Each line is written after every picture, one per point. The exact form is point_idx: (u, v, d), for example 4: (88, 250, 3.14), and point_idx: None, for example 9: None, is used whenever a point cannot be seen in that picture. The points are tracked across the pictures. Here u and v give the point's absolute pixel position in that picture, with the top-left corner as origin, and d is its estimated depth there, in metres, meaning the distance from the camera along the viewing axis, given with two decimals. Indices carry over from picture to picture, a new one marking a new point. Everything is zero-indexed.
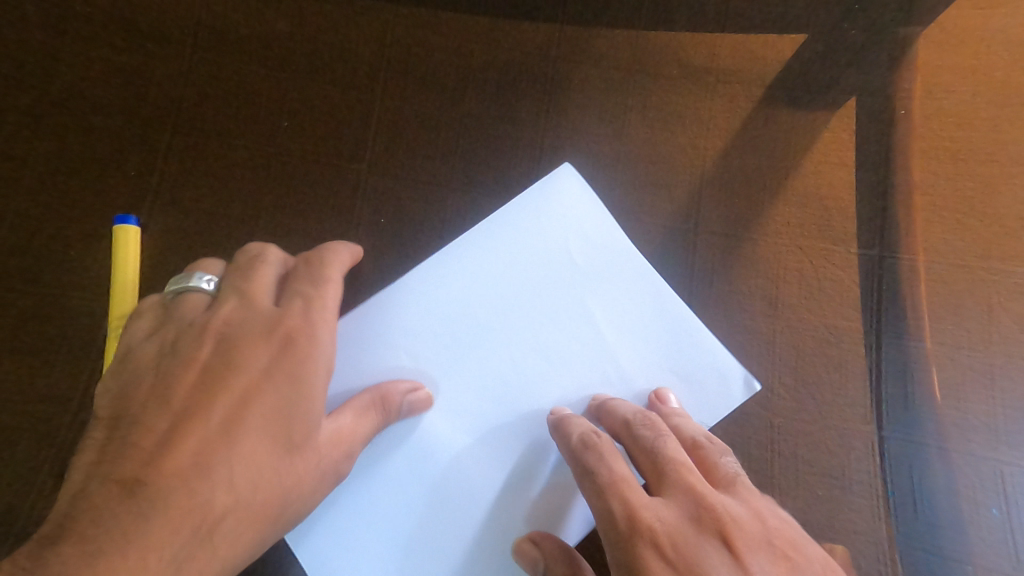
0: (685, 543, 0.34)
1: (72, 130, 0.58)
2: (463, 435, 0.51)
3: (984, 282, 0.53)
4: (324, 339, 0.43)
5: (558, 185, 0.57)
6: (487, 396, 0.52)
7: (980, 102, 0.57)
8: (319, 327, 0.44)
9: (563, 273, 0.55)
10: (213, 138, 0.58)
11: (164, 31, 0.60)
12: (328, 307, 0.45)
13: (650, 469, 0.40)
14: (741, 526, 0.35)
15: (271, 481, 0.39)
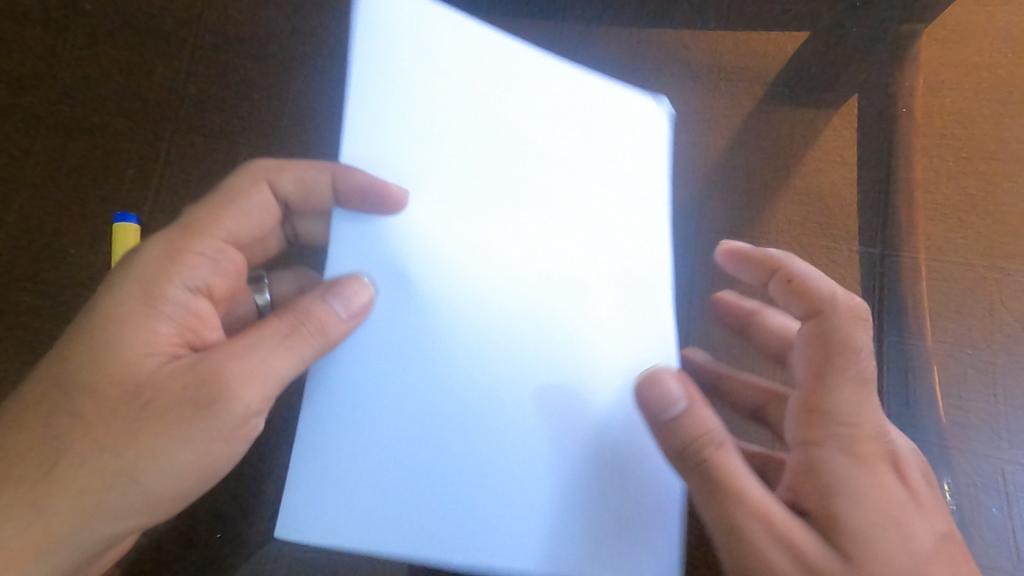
0: (877, 512, 0.30)
1: (91, 137, 0.62)
2: (433, 373, 0.32)
3: (986, 280, 0.53)
4: (150, 259, 0.35)
5: (375, 2, 0.33)
6: (456, 312, 0.33)
7: (982, 99, 0.57)
8: (150, 248, 0.35)
9: (471, 100, 0.34)
10: (209, 143, 0.63)
11: (173, 47, 0.64)
12: (196, 224, 0.37)
13: None
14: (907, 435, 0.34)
15: (126, 398, 0.32)
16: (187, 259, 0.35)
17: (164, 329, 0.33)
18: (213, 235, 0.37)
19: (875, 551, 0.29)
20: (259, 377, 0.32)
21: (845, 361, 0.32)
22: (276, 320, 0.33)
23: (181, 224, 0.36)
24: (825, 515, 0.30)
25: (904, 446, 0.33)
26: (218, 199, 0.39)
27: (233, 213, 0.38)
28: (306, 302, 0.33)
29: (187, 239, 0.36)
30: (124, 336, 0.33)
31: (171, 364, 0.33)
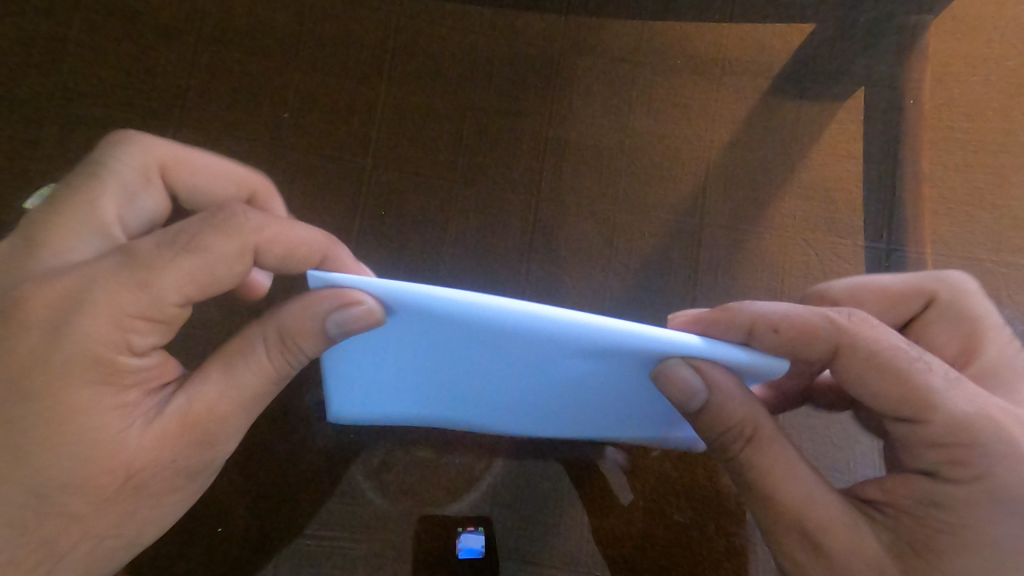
0: (966, 519, 0.30)
1: (71, 119, 0.56)
2: (470, 367, 0.33)
3: (994, 274, 0.53)
4: (95, 333, 0.29)
5: None
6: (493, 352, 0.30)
7: (991, 91, 0.56)
8: (85, 322, 0.29)
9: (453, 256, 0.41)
10: (240, 143, 0.56)
11: (180, 36, 0.58)
12: (153, 286, 0.30)
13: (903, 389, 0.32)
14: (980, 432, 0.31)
15: (93, 486, 0.31)
16: (133, 326, 0.30)
17: (132, 392, 0.31)
18: (167, 295, 0.30)
19: (946, 554, 0.30)
20: (233, 412, 0.33)
21: (876, 378, 0.32)
22: (260, 355, 0.33)
23: (119, 260, 0.30)
24: (908, 520, 0.32)
25: (980, 455, 0.30)
26: (181, 243, 0.30)
27: (195, 271, 0.30)
28: (293, 334, 0.31)
29: (121, 296, 0.29)
30: (89, 412, 0.30)
31: (150, 430, 0.31)
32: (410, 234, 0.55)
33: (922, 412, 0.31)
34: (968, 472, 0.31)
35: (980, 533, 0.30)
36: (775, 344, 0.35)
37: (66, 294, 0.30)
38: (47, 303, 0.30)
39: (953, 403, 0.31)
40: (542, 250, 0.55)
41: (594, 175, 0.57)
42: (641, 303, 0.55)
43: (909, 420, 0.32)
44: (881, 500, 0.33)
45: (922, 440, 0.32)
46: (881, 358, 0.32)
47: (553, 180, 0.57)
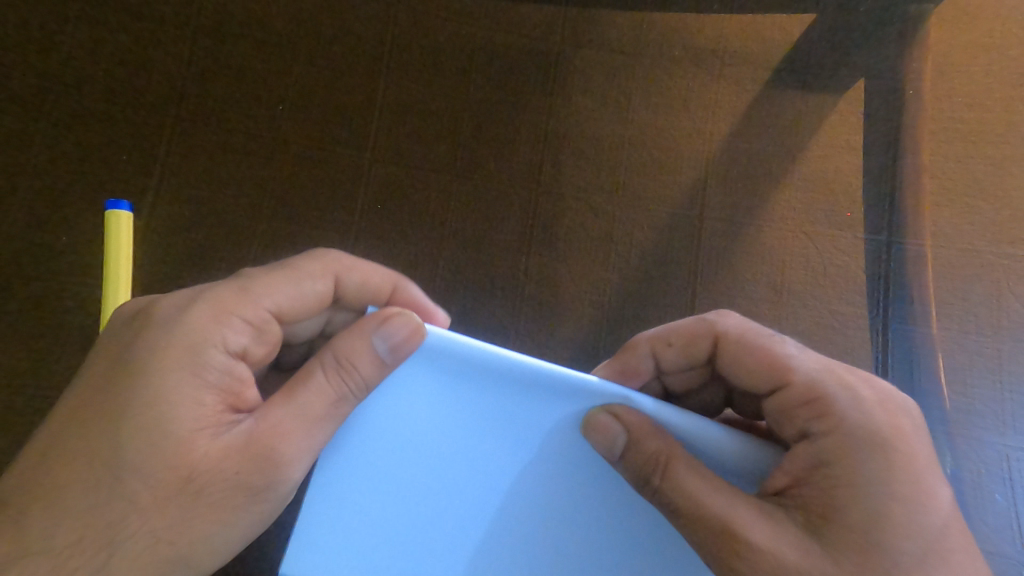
0: (845, 465, 0.27)
1: (72, 115, 0.56)
2: (445, 439, 0.29)
3: (992, 264, 0.53)
4: (194, 321, 0.28)
5: None
6: (473, 394, 0.28)
7: (991, 81, 0.56)
8: (195, 313, 0.28)
9: None
10: (239, 137, 0.56)
11: (175, 31, 0.58)
12: (250, 292, 0.30)
13: (764, 372, 0.32)
14: (848, 403, 0.29)
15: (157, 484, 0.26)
16: (233, 325, 0.29)
17: (213, 399, 0.27)
18: (265, 305, 0.30)
19: (843, 508, 0.26)
20: (299, 436, 0.28)
21: (752, 360, 0.33)
22: (318, 376, 0.28)
23: (234, 278, 0.30)
24: (814, 492, 0.27)
25: (831, 402, 0.29)
26: (276, 263, 0.32)
27: (287, 285, 0.31)
28: (350, 352, 0.28)
29: (226, 293, 0.29)
30: (170, 404, 0.26)
31: (225, 438, 0.27)
32: (410, 229, 0.55)
33: (781, 378, 0.31)
34: (828, 422, 0.29)
35: (874, 496, 0.26)
36: (677, 355, 0.36)
37: (175, 301, 0.29)
38: (162, 307, 0.29)
39: (804, 361, 0.31)
40: (543, 245, 0.55)
41: (593, 167, 0.57)
42: (641, 297, 0.55)
43: (778, 390, 0.32)
44: (788, 487, 0.28)
45: (794, 406, 0.31)
46: (745, 339, 0.33)
47: (553, 174, 0.57)
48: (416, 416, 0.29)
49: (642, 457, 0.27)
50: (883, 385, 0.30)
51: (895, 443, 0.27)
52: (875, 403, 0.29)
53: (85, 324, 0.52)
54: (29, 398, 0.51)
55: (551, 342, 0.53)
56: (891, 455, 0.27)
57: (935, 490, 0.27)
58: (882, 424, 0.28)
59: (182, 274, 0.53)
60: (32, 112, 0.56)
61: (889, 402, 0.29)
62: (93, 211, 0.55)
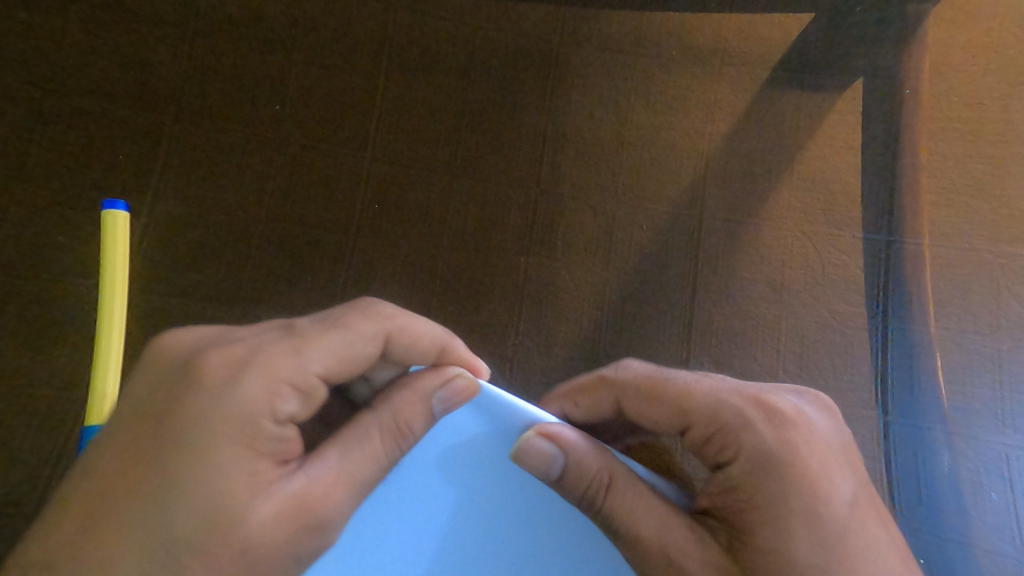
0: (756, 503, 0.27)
1: (70, 114, 0.56)
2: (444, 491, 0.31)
3: (991, 264, 0.53)
4: (247, 391, 0.26)
5: None
6: (474, 446, 0.31)
7: (990, 81, 0.56)
8: (246, 380, 0.26)
9: None
10: (238, 138, 0.56)
11: (174, 31, 0.58)
12: (304, 352, 0.27)
13: (668, 413, 0.32)
14: (749, 428, 0.29)
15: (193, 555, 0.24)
16: (283, 392, 0.27)
17: (264, 463, 0.26)
18: (319, 367, 0.28)
19: (756, 532, 0.27)
20: (343, 497, 0.27)
21: (656, 404, 0.32)
22: (373, 439, 0.28)
23: (287, 335, 0.28)
24: (731, 519, 0.28)
25: (735, 435, 0.29)
26: (330, 316, 0.29)
27: (337, 347, 0.28)
28: (397, 411, 0.28)
29: (278, 356, 0.27)
30: (220, 471, 0.25)
31: (278, 500, 0.26)
32: (409, 229, 0.55)
33: (683, 417, 0.31)
34: (731, 452, 0.29)
35: (788, 519, 0.27)
36: (587, 407, 0.35)
37: (224, 362, 0.27)
38: (212, 368, 0.26)
39: (700, 392, 0.31)
40: (541, 245, 0.55)
41: (592, 167, 0.57)
42: (640, 296, 0.55)
43: (688, 430, 0.31)
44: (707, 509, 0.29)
45: (700, 442, 0.31)
46: (647, 384, 0.33)
47: (551, 174, 0.57)
48: (418, 478, 0.31)
49: (584, 480, 0.28)
50: (777, 400, 0.30)
51: (798, 466, 0.28)
52: (775, 423, 0.29)
53: (80, 323, 0.52)
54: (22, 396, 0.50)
55: (550, 342, 0.53)
56: (793, 473, 0.27)
57: (836, 495, 0.27)
58: (784, 447, 0.28)
59: (180, 274, 0.53)
60: (29, 110, 0.55)
61: (779, 415, 0.29)
62: (90, 210, 0.54)
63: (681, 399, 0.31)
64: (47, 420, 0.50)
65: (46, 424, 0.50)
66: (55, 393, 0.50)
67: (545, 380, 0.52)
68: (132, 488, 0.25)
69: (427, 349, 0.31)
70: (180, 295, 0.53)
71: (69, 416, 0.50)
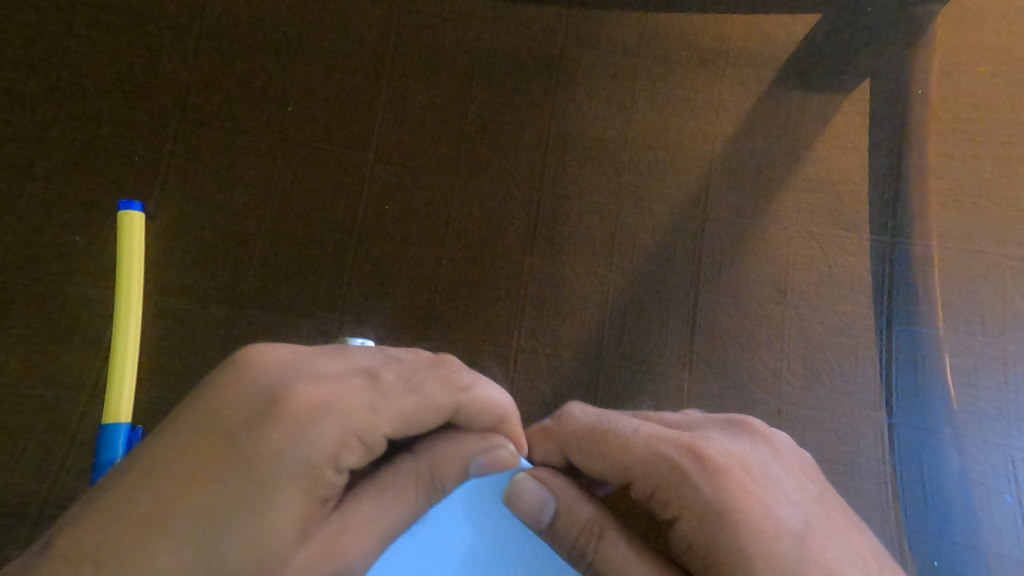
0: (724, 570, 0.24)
1: (79, 115, 0.56)
2: (443, 559, 0.28)
3: (998, 265, 0.53)
4: (319, 442, 0.24)
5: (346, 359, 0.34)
6: (470, 504, 0.28)
7: (997, 81, 0.56)
8: (322, 426, 0.24)
9: None
10: (243, 139, 0.57)
11: (182, 32, 0.58)
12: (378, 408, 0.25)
13: (606, 471, 0.27)
14: (690, 484, 0.25)
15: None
16: (347, 445, 0.24)
17: (311, 508, 0.24)
18: (389, 425, 0.25)
19: None
20: (367, 549, 0.25)
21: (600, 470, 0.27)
22: (406, 489, 0.26)
23: (370, 379, 0.26)
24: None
25: (681, 491, 0.25)
26: (412, 369, 0.27)
27: (414, 406, 0.26)
28: (438, 466, 0.26)
29: (355, 409, 0.24)
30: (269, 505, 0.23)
31: (313, 538, 0.24)
32: (413, 229, 0.55)
33: (623, 475, 0.27)
34: (677, 507, 0.25)
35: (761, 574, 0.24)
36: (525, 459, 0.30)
37: (301, 397, 0.24)
38: (289, 400, 0.24)
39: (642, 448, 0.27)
40: (545, 245, 0.55)
41: (596, 168, 0.57)
42: (645, 297, 0.54)
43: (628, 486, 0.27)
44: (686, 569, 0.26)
45: (642, 498, 0.27)
46: (583, 437, 0.28)
47: (555, 175, 0.57)
48: (409, 545, 0.28)
49: (573, 527, 0.26)
50: (711, 445, 0.27)
51: (756, 522, 0.25)
52: (716, 470, 0.26)
53: (88, 322, 0.52)
54: (30, 394, 0.50)
55: (555, 343, 0.53)
56: (741, 524, 0.25)
57: (789, 537, 0.25)
58: (720, 497, 0.25)
59: (188, 273, 0.54)
60: (37, 110, 0.56)
61: (708, 461, 0.26)
62: (99, 209, 0.55)
63: (618, 454, 0.27)
64: (56, 417, 0.50)
65: (55, 421, 0.50)
66: (66, 391, 0.51)
67: (549, 381, 0.52)
68: (187, 502, 0.23)
69: (487, 418, 0.27)
70: (187, 294, 0.53)
71: (78, 414, 0.50)
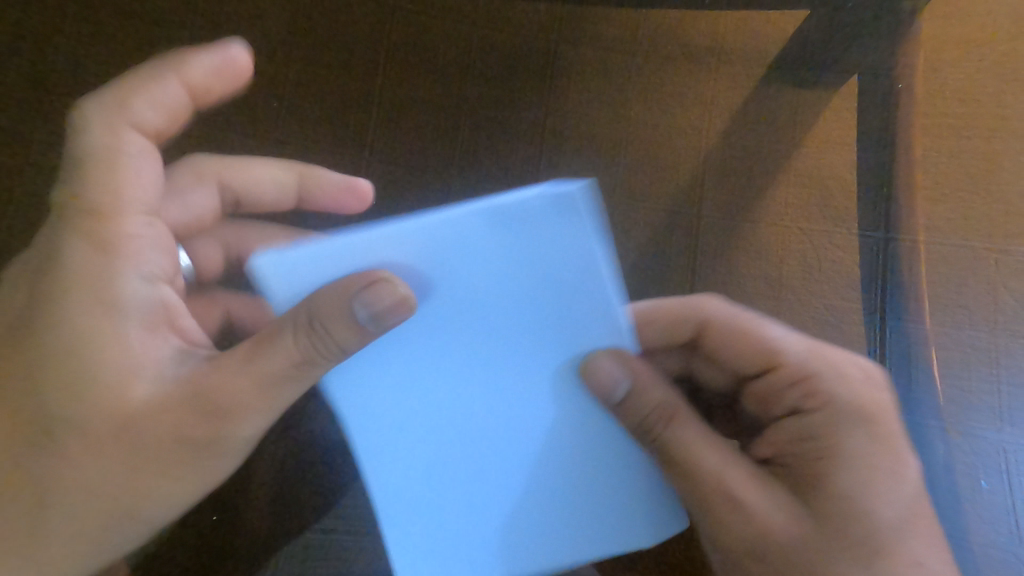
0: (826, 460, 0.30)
1: (70, 116, 0.57)
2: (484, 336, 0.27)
3: (988, 259, 0.53)
4: (123, 332, 0.30)
5: None
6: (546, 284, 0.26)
7: (984, 76, 0.56)
8: (126, 327, 0.30)
9: None
10: (236, 137, 0.57)
11: (169, 28, 0.58)
12: (110, 244, 0.30)
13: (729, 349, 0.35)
14: (777, 359, 0.34)
15: (113, 434, 0.29)
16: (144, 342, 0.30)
17: (167, 373, 0.30)
18: (143, 246, 0.32)
19: (830, 478, 0.29)
20: (243, 392, 0.29)
21: (731, 346, 0.35)
22: (286, 339, 0.28)
23: (150, 222, 0.32)
24: (802, 468, 0.30)
25: (818, 380, 0.32)
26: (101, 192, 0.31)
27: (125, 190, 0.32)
28: (319, 315, 0.26)
29: (103, 268, 0.30)
30: (116, 394, 0.29)
31: (160, 383, 0.29)
32: None
33: (770, 360, 0.34)
34: (815, 400, 0.32)
35: (856, 468, 0.29)
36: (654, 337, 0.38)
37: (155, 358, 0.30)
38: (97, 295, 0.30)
39: (624, 382, 0.28)
40: None
41: (590, 164, 0.57)
42: (641, 292, 0.55)
43: (767, 372, 0.34)
44: (772, 456, 0.32)
45: (785, 382, 0.33)
46: (726, 330, 0.35)
47: (548, 172, 0.57)
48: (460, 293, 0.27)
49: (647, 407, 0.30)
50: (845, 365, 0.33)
51: (868, 408, 0.31)
52: (809, 358, 0.33)
53: None
54: None
55: None
56: (876, 426, 0.30)
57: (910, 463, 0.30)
58: (862, 402, 0.31)
59: None
60: (33, 114, 0.57)
61: (873, 378, 0.32)
62: None
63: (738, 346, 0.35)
64: None
65: None
66: None
67: None
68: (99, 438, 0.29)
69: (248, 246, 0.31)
70: None
71: None
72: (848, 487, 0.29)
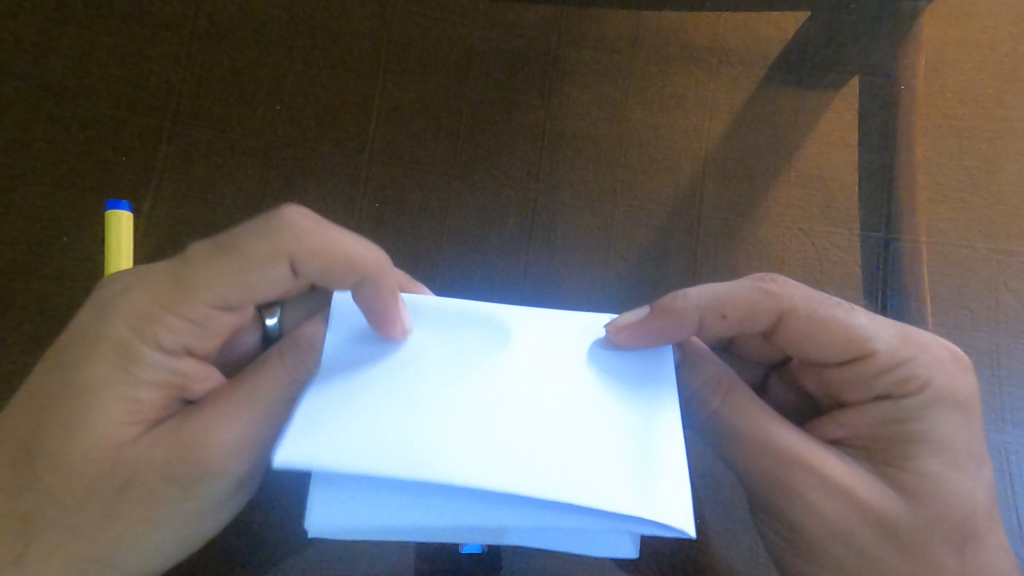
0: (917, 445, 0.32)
1: (70, 117, 0.56)
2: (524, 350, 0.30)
3: (990, 260, 0.53)
4: (145, 356, 0.33)
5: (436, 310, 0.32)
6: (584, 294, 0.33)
7: (984, 77, 0.56)
8: (147, 352, 0.33)
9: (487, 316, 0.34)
10: (237, 140, 0.57)
11: (173, 32, 0.58)
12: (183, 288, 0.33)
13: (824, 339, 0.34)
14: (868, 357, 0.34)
15: (105, 474, 0.32)
16: (164, 322, 0.33)
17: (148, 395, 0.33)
18: (202, 301, 0.33)
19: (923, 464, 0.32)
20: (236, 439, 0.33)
21: (812, 336, 0.34)
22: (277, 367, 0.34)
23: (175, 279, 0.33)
24: (887, 451, 0.33)
25: (911, 368, 0.33)
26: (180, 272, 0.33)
27: (236, 287, 0.33)
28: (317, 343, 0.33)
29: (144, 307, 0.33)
30: (99, 411, 0.32)
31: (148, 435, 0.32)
32: (410, 232, 0.55)
33: (863, 350, 0.33)
34: (911, 388, 0.33)
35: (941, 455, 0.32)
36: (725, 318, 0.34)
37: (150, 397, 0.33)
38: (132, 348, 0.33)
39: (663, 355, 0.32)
40: (541, 245, 0.56)
41: (590, 166, 0.57)
42: (648, 290, 0.55)
43: (855, 360, 0.34)
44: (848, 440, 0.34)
45: (876, 370, 0.34)
46: (816, 314, 0.34)
47: (549, 175, 0.57)
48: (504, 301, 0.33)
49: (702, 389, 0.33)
50: (922, 345, 0.34)
51: (962, 393, 0.33)
52: (896, 344, 0.34)
53: None
54: None
55: None
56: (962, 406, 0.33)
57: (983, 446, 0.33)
58: (951, 387, 0.33)
59: None
60: (31, 114, 0.56)
61: (958, 359, 0.34)
62: (95, 212, 0.55)
63: (834, 330, 0.34)
64: None
65: None
66: None
67: None
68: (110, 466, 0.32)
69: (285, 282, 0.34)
70: None
71: None
72: (935, 469, 0.31)
